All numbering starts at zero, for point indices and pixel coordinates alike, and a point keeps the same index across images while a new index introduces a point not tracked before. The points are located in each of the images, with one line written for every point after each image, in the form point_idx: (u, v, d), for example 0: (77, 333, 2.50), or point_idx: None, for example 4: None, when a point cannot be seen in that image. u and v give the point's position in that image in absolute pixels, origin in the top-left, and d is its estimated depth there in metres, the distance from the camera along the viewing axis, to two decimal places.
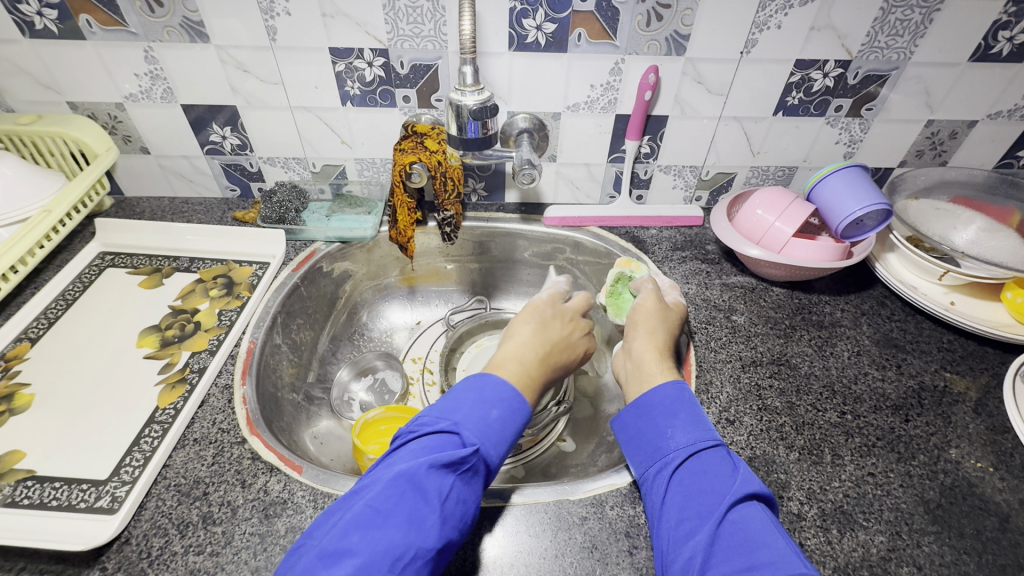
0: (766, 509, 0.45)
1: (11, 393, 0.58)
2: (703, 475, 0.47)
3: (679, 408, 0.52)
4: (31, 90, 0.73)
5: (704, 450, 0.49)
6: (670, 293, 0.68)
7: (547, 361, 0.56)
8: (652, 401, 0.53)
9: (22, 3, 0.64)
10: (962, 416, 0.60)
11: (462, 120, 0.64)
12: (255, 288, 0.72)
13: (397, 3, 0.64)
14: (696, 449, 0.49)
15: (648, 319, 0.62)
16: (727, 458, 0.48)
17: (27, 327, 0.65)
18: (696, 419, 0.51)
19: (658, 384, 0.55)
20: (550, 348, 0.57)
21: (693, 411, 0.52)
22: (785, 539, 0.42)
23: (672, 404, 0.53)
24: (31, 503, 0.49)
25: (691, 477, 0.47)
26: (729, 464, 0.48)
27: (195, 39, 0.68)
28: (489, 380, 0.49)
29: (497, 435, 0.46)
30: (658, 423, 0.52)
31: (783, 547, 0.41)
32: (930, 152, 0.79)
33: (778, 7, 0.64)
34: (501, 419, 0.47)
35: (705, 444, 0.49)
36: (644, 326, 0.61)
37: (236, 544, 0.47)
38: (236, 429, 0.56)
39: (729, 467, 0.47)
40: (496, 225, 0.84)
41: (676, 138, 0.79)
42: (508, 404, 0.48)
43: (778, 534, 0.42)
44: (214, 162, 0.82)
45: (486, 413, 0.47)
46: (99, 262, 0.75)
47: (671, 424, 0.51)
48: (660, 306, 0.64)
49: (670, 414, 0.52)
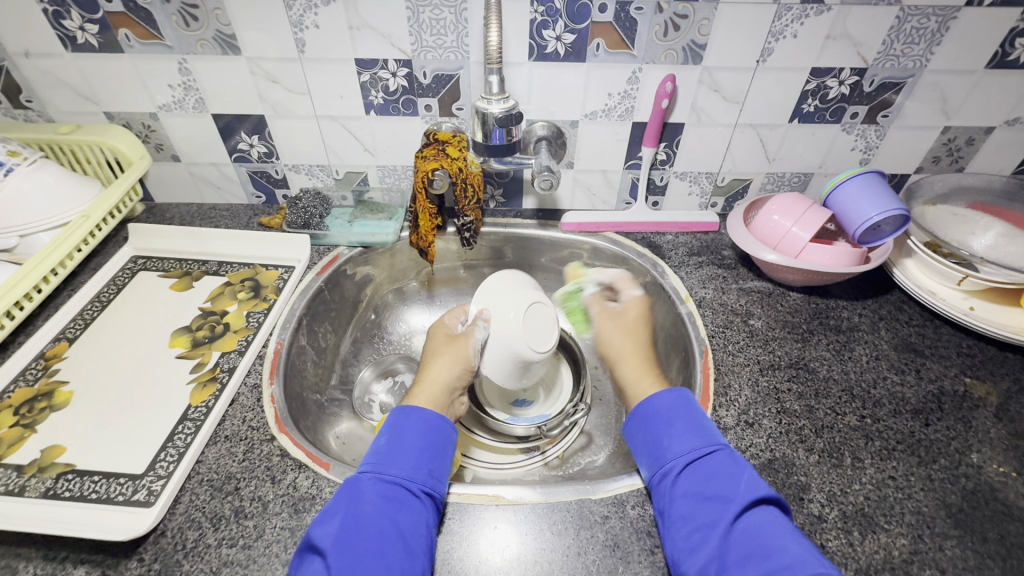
0: (778, 512, 0.46)
1: (51, 389, 0.60)
2: (704, 482, 0.48)
3: (675, 415, 0.54)
4: (70, 101, 0.76)
5: (701, 457, 0.50)
6: (626, 291, 0.73)
7: (426, 377, 0.61)
8: (643, 412, 0.55)
9: (67, 19, 0.67)
10: (983, 421, 0.60)
11: (488, 127, 0.67)
12: (281, 291, 0.74)
13: (421, 16, 0.66)
14: (693, 456, 0.50)
15: (619, 336, 0.67)
16: (731, 462, 0.49)
17: (65, 327, 0.68)
18: (689, 426, 0.53)
19: (656, 394, 0.56)
20: (424, 367, 0.63)
21: (691, 417, 0.54)
22: (801, 542, 0.43)
23: (668, 413, 0.54)
24: (71, 495, 0.51)
25: (694, 484, 0.48)
26: (732, 469, 0.49)
27: (228, 52, 0.70)
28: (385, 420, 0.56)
29: (388, 456, 0.51)
30: (656, 433, 0.53)
31: (798, 548, 0.43)
32: (946, 159, 0.80)
33: (794, 17, 0.66)
34: (389, 442, 0.52)
35: (701, 451, 0.50)
36: (617, 343, 0.66)
37: (267, 538, 0.49)
38: (265, 426, 0.58)
39: (733, 472, 0.48)
40: (514, 231, 0.86)
41: (692, 145, 0.80)
42: (396, 429, 0.54)
43: (791, 536, 0.44)
44: (241, 170, 0.84)
45: (376, 448, 0.52)
46: (132, 265, 0.78)
47: (669, 433, 0.53)
48: (626, 319, 0.69)
49: (666, 422, 0.53)
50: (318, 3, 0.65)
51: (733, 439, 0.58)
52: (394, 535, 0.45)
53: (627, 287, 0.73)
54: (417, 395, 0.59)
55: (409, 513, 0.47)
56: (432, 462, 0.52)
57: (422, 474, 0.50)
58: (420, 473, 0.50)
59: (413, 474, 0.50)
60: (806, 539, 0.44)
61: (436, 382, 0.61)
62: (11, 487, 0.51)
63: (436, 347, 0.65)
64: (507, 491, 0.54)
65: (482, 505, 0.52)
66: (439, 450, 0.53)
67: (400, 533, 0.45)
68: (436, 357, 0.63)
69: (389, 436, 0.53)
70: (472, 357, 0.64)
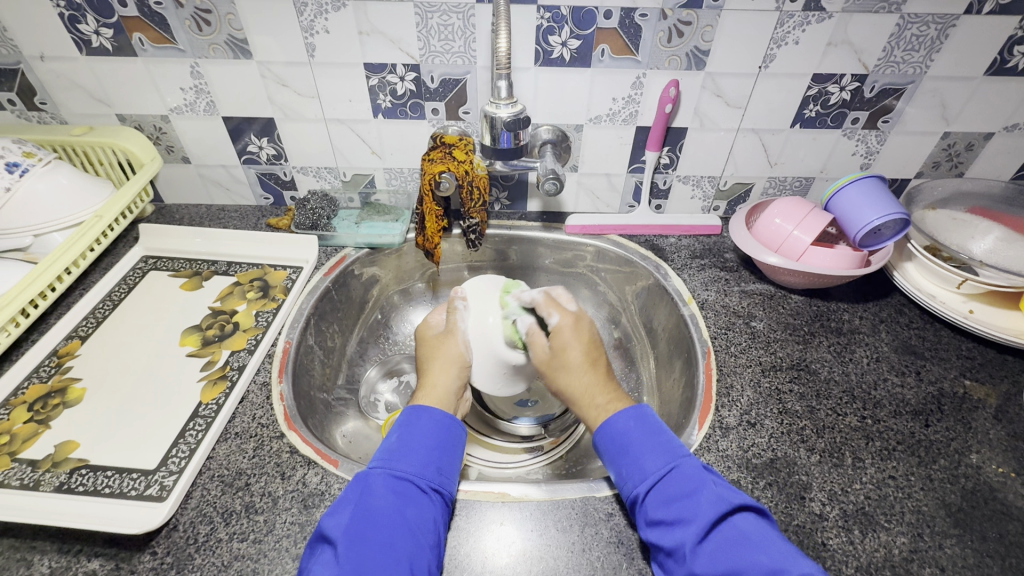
0: (744, 518, 0.46)
1: (64, 386, 0.61)
2: (667, 505, 0.48)
3: (631, 440, 0.53)
4: (83, 103, 0.77)
5: (661, 478, 0.50)
6: (548, 313, 0.63)
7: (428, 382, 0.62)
8: (602, 441, 0.55)
9: (82, 23, 0.69)
10: (982, 422, 0.60)
11: (496, 130, 0.68)
12: (289, 291, 0.75)
13: (430, 22, 0.68)
14: (653, 480, 0.50)
15: (556, 370, 0.62)
16: (692, 476, 0.49)
17: (77, 325, 0.69)
18: (649, 445, 0.52)
19: (612, 417, 0.56)
20: (423, 374, 0.63)
21: (648, 437, 0.53)
22: (772, 549, 0.43)
23: (622, 438, 0.54)
24: (85, 490, 0.52)
25: (658, 508, 0.48)
26: (693, 484, 0.49)
27: (240, 56, 0.72)
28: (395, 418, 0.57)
29: (398, 451, 0.52)
30: (624, 451, 0.53)
31: (766, 560, 0.43)
32: (946, 164, 0.81)
33: (796, 24, 0.67)
34: (399, 440, 0.53)
35: (660, 473, 0.50)
36: (556, 378, 0.61)
37: (277, 532, 0.49)
38: (275, 424, 0.59)
39: (693, 488, 0.48)
40: (519, 233, 0.87)
41: (695, 149, 0.81)
42: (406, 425, 0.55)
43: (758, 548, 0.44)
44: (250, 171, 0.86)
45: (387, 444, 0.53)
46: (142, 265, 0.79)
47: (627, 460, 0.52)
48: (555, 349, 0.62)
49: (623, 449, 0.53)
50: (328, 8, 0.67)
51: (736, 439, 0.58)
52: (404, 527, 0.46)
53: (548, 309, 0.63)
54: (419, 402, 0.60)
55: (418, 508, 0.48)
56: (443, 461, 0.53)
57: (431, 471, 0.51)
58: (428, 470, 0.51)
59: (421, 471, 0.51)
60: (780, 541, 0.45)
61: (438, 389, 0.61)
62: (26, 482, 0.52)
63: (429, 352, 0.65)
64: (513, 488, 0.54)
65: (488, 501, 0.53)
66: (449, 449, 0.54)
67: (409, 526, 0.46)
68: (433, 363, 0.64)
69: (399, 433, 0.54)
70: (464, 354, 0.64)
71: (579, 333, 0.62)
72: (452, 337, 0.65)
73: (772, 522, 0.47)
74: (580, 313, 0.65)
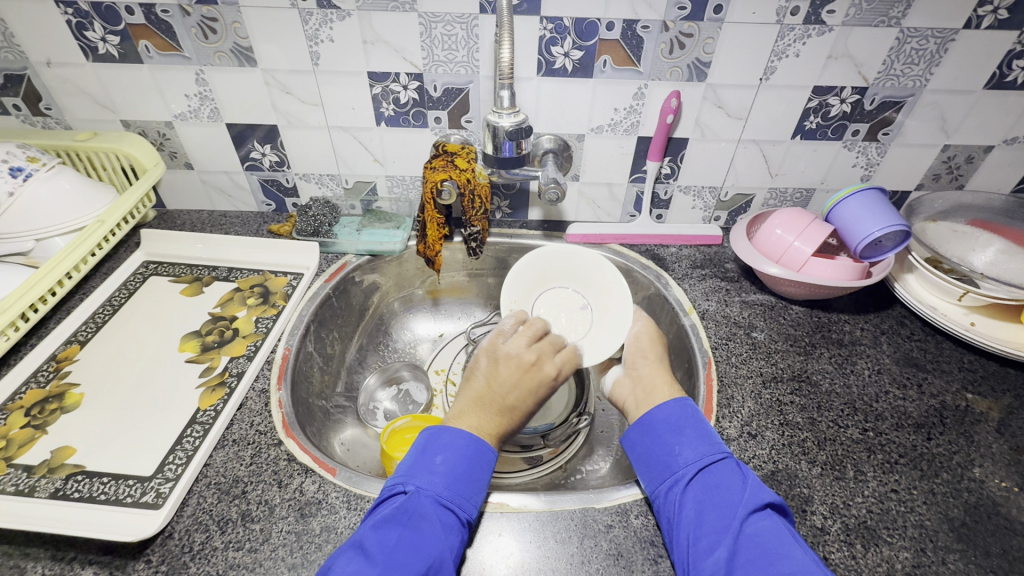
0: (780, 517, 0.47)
1: (62, 392, 0.61)
2: (716, 488, 0.48)
3: (685, 424, 0.53)
4: (88, 108, 0.78)
5: (714, 463, 0.50)
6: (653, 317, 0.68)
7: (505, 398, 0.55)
8: (654, 420, 0.55)
9: (89, 30, 0.69)
10: (984, 436, 0.60)
11: (498, 140, 0.68)
12: (290, 297, 0.75)
13: (433, 32, 0.68)
14: (706, 463, 0.50)
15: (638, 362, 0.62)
16: (740, 470, 0.50)
17: (77, 330, 0.69)
18: (691, 439, 0.52)
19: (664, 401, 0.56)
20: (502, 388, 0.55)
21: (699, 425, 0.54)
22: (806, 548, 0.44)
23: (677, 420, 0.54)
24: (80, 496, 0.51)
25: (705, 491, 0.48)
26: (744, 477, 0.49)
27: (244, 64, 0.72)
28: (425, 432, 0.53)
29: (446, 475, 0.49)
30: (665, 439, 0.53)
31: (806, 556, 0.43)
32: (946, 176, 0.81)
33: (797, 37, 0.67)
34: (450, 465, 0.49)
35: (713, 459, 0.50)
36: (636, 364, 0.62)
37: (273, 541, 0.49)
38: (272, 431, 0.58)
39: (744, 479, 0.49)
40: (519, 241, 0.87)
41: (696, 160, 0.81)
42: (453, 449, 0.51)
43: (796, 543, 0.44)
44: (253, 178, 0.86)
45: (429, 460, 0.50)
46: (143, 270, 0.79)
47: (679, 441, 0.52)
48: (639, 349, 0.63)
49: (676, 430, 0.53)
50: (333, 18, 0.67)
51: (736, 451, 0.58)
52: (444, 560, 0.44)
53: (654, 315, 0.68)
54: (474, 414, 0.54)
55: (455, 540, 0.47)
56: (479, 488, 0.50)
57: (471, 504, 0.49)
58: (467, 500, 0.49)
59: (465, 502, 0.49)
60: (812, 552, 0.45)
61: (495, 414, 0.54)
62: (21, 488, 0.51)
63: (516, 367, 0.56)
64: (511, 499, 0.54)
65: (487, 511, 0.53)
66: (486, 476, 0.51)
67: (448, 560, 0.45)
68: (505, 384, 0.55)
69: (446, 452, 0.50)
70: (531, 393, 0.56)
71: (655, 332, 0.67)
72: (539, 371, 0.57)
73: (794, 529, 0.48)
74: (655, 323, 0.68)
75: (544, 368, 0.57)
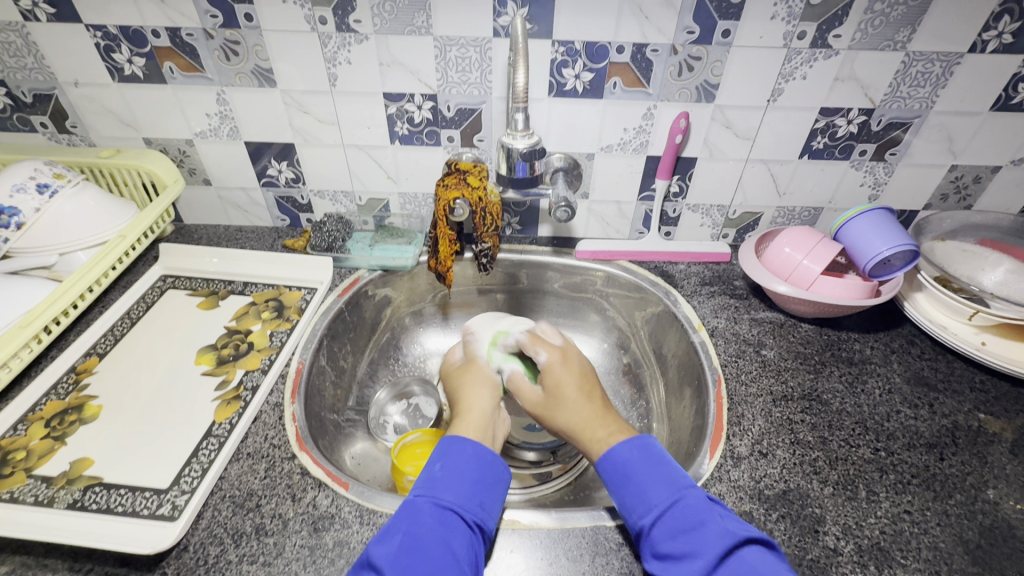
0: (750, 551, 0.45)
1: (81, 403, 0.62)
2: (674, 538, 0.47)
3: (633, 470, 0.53)
4: (112, 126, 0.80)
5: (665, 510, 0.49)
6: (535, 354, 0.67)
7: (465, 406, 0.62)
8: (605, 470, 0.55)
9: (116, 52, 0.72)
10: (998, 457, 0.60)
11: (512, 160, 0.70)
12: (304, 311, 0.76)
13: (448, 54, 0.70)
14: (658, 512, 0.49)
15: (553, 409, 0.62)
16: (698, 509, 0.49)
17: (96, 342, 0.70)
18: (647, 480, 0.52)
19: (613, 449, 0.55)
20: (458, 401, 0.64)
21: (650, 469, 0.53)
22: None
23: (626, 467, 0.53)
24: (98, 508, 0.52)
25: (665, 540, 0.48)
26: (699, 517, 0.48)
27: (264, 84, 0.74)
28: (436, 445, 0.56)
29: (445, 480, 0.51)
30: (620, 490, 0.53)
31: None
32: (955, 196, 0.82)
33: (804, 60, 0.69)
34: (444, 469, 0.52)
35: (664, 504, 0.49)
36: (552, 418, 0.62)
37: (287, 555, 0.49)
38: (286, 445, 0.59)
39: (700, 520, 0.47)
40: (529, 257, 0.88)
41: (705, 179, 0.82)
42: (449, 454, 0.54)
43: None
44: (269, 194, 0.88)
45: (430, 470, 0.53)
46: (161, 284, 0.81)
47: (630, 490, 0.52)
48: (547, 395, 0.64)
49: (625, 479, 0.53)
50: (351, 41, 0.69)
51: (748, 470, 0.58)
52: (451, 561, 0.45)
53: (534, 349, 0.67)
54: (458, 425, 0.59)
55: (463, 541, 0.47)
56: (485, 494, 0.51)
57: (475, 504, 0.50)
58: (472, 503, 0.50)
59: (466, 502, 0.50)
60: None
61: (475, 410, 0.61)
62: (41, 498, 0.52)
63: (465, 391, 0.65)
64: (523, 516, 0.54)
65: (498, 527, 0.53)
66: (490, 479, 0.53)
67: (456, 560, 0.45)
68: (464, 390, 0.65)
69: (444, 460, 0.53)
70: (492, 377, 0.67)
71: (568, 369, 0.65)
72: (476, 367, 0.68)
73: (780, 556, 0.45)
74: (567, 351, 0.68)
75: (471, 382, 0.66)
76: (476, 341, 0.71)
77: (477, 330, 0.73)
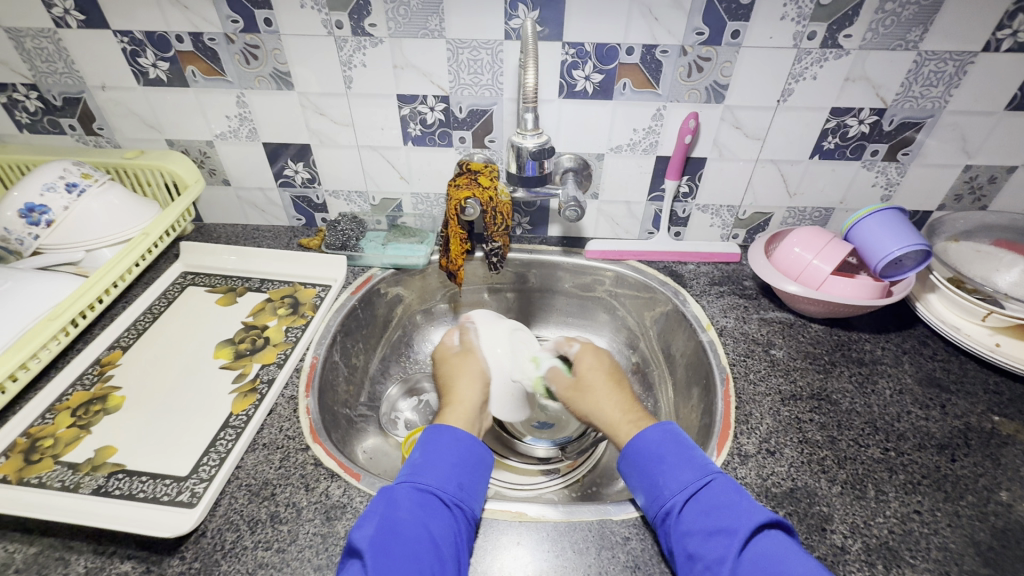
0: (780, 532, 0.47)
1: (105, 394, 0.65)
2: (707, 515, 0.48)
3: (667, 451, 0.54)
4: (136, 128, 0.83)
5: (699, 489, 0.50)
6: (569, 347, 0.68)
7: (454, 399, 0.63)
8: (632, 453, 0.55)
9: (142, 57, 0.74)
10: (1011, 459, 0.59)
11: (522, 159, 0.71)
12: (318, 308, 0.78)
13: (460, 57, 0.72)
14: (692, 490, 0.50)
15: (581, 394, 0.64)
16: (728, 491, 0.50)
17: (119, 336, 0.73)
18: (682, 459, 0.53)
19: (644, 431, 0.56)
20: (447, 391, 0.65)
21: (679, 451, 0.54)
22: (807, 560, 0.44)
23: (658, 448, 0.54)
24: (121, 493, 0.54)
25: (697, 519, 0.48)
26: (730, 498, 0.49)
27: (282, 87, 0.77)
28: (420, 435, 0.58)
29: (423, 465, 0.53)
30: (651, 470, 0.53)
31: (802, 567, 0.43)
32: (969, 197, 0.81)
33: (814, 60, 0.69)
34: (423, 455, 0.54)
35: (697, 484, 0.50)
36: (582, 402, 0.63)
37: (300, 542, 0.51)
38: (300, 436, 0.61)
39: (732, 501, 0.49)
40: (539, 257, 0.89)
41: (714, 179, 0.83)
42: (431, 442, 0.56)
43: (797, 557, 0.44)
44: (285, 194, 0.90)
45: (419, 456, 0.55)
46: (181, 281, 0.83)
47: (663, 470, 0.52)
48: (579, 378, 0.65)
49: (657, 460, 0.53)
50: (366, 44, 0.71)
51: (755, 467, 0.58)
52: (427, 541, 0.47)
53: (567, 344, 0.69)
54: (446, 415, 0.61)
55: (440, 522, 0.49)
56: (464, 476, 0.53)
57: (453, 486, 0.52)
58: (451, 485, 0.52)
59: (445, 485, 0.52)
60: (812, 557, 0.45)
61: (465, 403, 0.62)
62: (67, 484, 0.54)
63: (457, 382, 0.65)
64: (530, 508, 0.55)
65: (506, 519, 0.54)
66: (472, 464, 0.55)
67: (432, 540, 0.47)
68: (458, 378, 0.66)
69: (427, 447, 0.55)
70: (484, 372, 0.67)
71: (599, 358, 0.67)
72: (471, 356, 0.68)
73: (798, 542, 0.47)
74: (594, 343, 0.70)
75: (461, 376, 0.66)
76: (473, 329, 0.72)
77: (478, 319, 0.73)
